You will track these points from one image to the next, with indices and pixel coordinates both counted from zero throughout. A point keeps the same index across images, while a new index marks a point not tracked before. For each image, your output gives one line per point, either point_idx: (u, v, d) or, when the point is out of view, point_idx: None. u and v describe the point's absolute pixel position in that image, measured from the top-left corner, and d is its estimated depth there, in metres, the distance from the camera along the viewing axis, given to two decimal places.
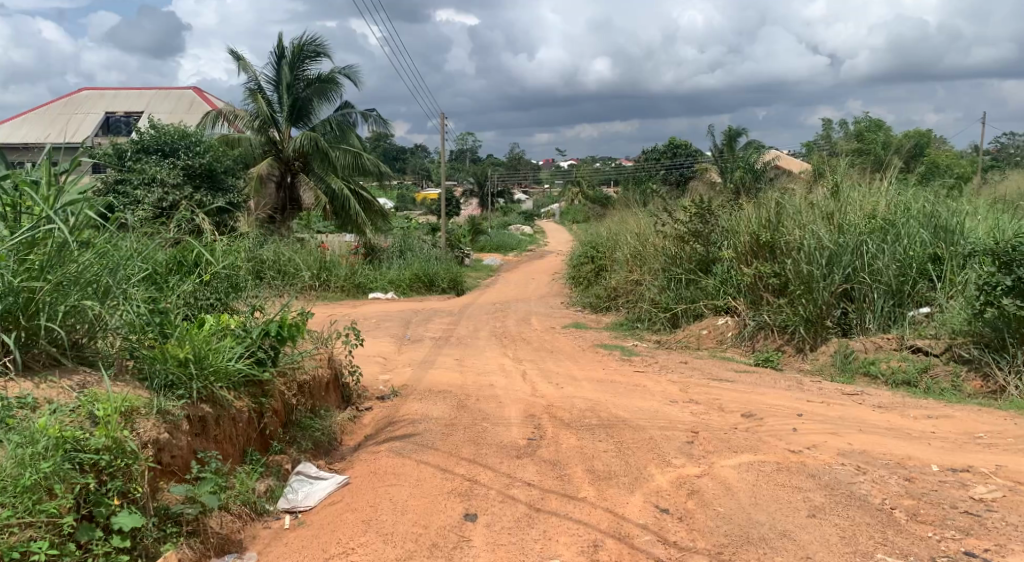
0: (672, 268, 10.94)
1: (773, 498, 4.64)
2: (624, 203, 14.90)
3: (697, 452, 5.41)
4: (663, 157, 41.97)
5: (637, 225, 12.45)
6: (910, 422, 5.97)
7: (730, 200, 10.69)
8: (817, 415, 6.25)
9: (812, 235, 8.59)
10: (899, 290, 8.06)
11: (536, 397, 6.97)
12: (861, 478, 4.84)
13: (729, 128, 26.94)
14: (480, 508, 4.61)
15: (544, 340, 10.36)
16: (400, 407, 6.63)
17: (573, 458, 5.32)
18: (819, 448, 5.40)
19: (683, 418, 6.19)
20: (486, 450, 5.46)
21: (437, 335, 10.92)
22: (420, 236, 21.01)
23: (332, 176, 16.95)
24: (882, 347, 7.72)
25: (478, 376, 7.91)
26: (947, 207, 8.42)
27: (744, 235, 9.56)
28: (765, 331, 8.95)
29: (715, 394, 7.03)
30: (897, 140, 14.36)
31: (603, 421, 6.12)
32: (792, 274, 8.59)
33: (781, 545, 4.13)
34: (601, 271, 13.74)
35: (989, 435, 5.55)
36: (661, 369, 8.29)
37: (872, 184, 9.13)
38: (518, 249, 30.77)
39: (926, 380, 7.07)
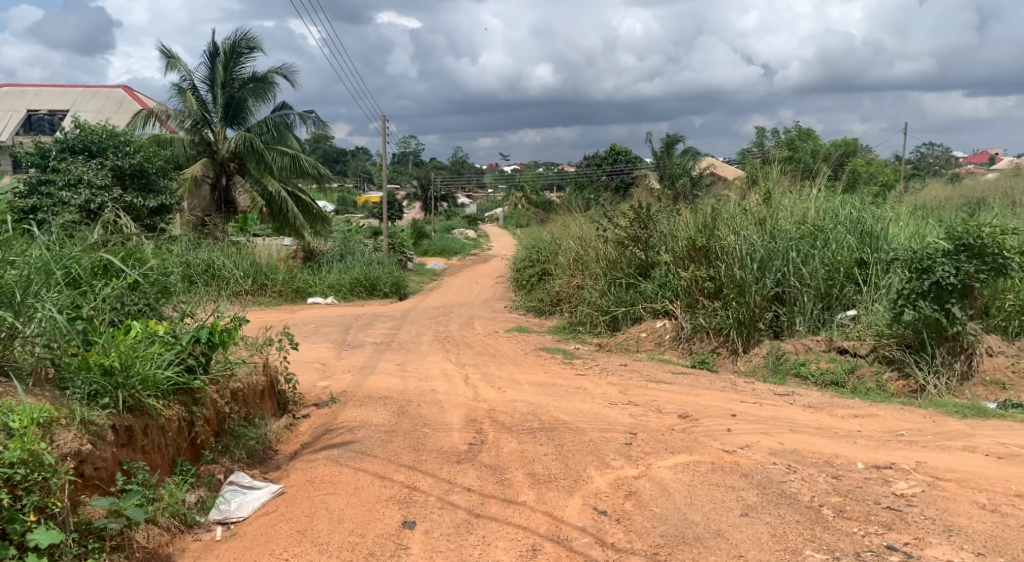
0: (613, 272, 11.11)
1: (709, 497, 4.74)
2: (566, 207, 15.03)
3: (635, 453, 5.49)
4: (604, 163, 42.49)
5: (578, 230, 12.60)
6: (837, 422, 6.18)
7: (669, 206, 10.91)
8: (750, 415, 6.42)
9: (745, 240, 8.85)
10: (827, 293, 8.35)
11: (477, 401, 6.96)
12: (791, 476, 4.99)
13: (668, 134, 27.42)
14: (420, 515, 4.58)
15: (486, 345, 10.35)
16: (339, 414, 6.55)
17: (513, 462, 5.34)
18: (752, 448, 5.54)
19: (621, 420, 6.28)
20: (426, 456, 5.43)
21: (377, 340, 10.80)
22: (362, 240, 20.80)
23: (268, 179, 16.63)
24: (811, 349, 7.96)
25: (420, 381, 7.87)
26: (872, 213, 8.76)
27: (682, 239, 9.78)
28: (701, 334, 9.11)
29: (654, 395, 7.15)
30: (827, 149, 14.88)
31: (544, 424, 6.16)
32: (725, 278, 8.83)
33: (714, 544, 4.22)
34: (543, 274, 13.85)
35: (910, 433, 5.79)
36: (601, 371, 8.37)
37: (802, 190, 9.44)
38: (462, 253, 30.72)
39: (852, 380, 7.32)
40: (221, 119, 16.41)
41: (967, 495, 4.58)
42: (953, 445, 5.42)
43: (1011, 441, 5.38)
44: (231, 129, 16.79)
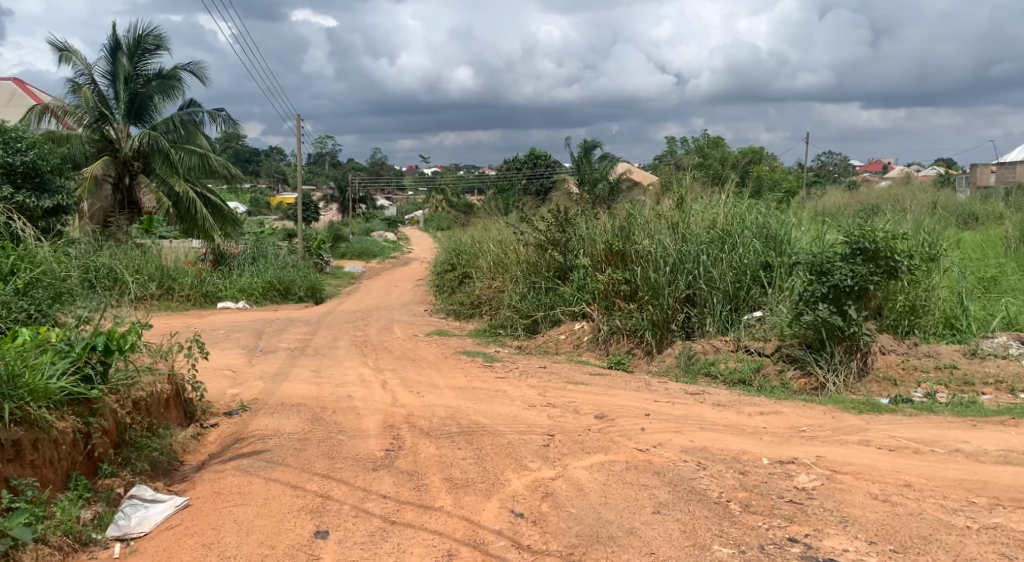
0: (533, 276, 11.21)
1: (623, 496, 4.83)
2: (486, 210, 15.06)
3: (552, 454, 5.54)
4: (524, 167, 42.81)
5: (498, 233, 12.71)
6: (745, 419, 6.41)
7: (588, 209, 11.10)
8: (663, 414, 6.57)
9: (659, 244, 9.10)
10: (735, 295, 8.65)
11: (395, 407, 6.88)
12: (701, 473, 5.14)
13: (585, 140, 27.80)
14: (334, 523, 4.50)
15: (405, 349, 10.25)
16: (249, 423, 6.36)
17: (430, 467, 5.31)
18: (664, 446, 5.68)
19: (539, 422, 6.34)
20: (340, 464, 5.34)
21: (291, 345, 10.54)
22: (276, 242, 20.25)
23: (175, 179, 16.08)
24: (720, 349, 8.22)
25: (336, 387, 7.73)
26: (777, 219, 9.13)
27: (599, 243, 9.98)
28: (618, 335, 9.28)
29: (571, 397, 7.24)
30: (735, 156, 15.42)
31: (463, 428, 6.15)
32: (640, 281, 9.05)
33: (627, 542, 4.30)
34: (463, 278, 13.85)
35: (811, 429, 6.06)
36: (521, 374, 8.42)
37: (711, 195, 9.75)
38: (381, 256, 30.35)
39: (758, 378, 7.60)
40: (124, 116, 15.71)
41: (861, 487, 4.82)
42: (850, 439, 5.69)
43: (901, 434, 5.70)
44: (135, 127, 16.12)
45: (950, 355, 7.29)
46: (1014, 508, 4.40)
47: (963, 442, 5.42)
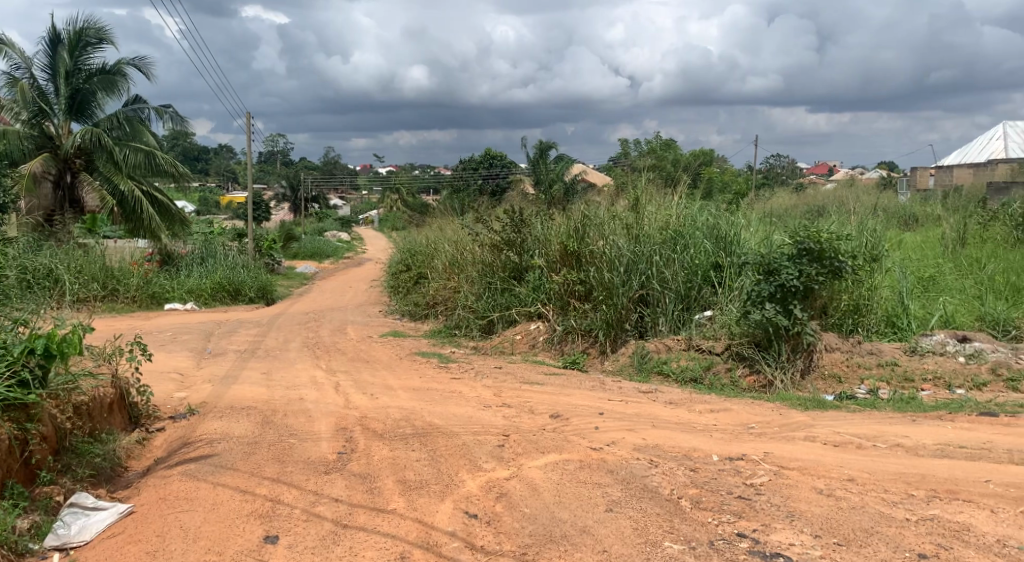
0: (488, 276, 11.20)
1: (576, 495, 4.86)
2: (442, 210, 15.02)
3: (507, 455, 5.55)
4: (479, 167, 42.83)
5: (454, 234, 12.68)
6: (696, 417, 6.51)
7: (542, 210, 11.15)
8: (616, 412, 6.63)
9: (613, 244, 9.19)
10: (687, 295, 8.78)
11: (348, 409, 6.81)
12: (653, 471, 5.20)
13: (540, 140, 27.95)
14: (284, 528, 4.44)
15: (358, 350, 10.16)
16: (197, 427, 6.23)
17: (383, 470, 5.26)
18: (617, 445, 5.73)
19: (494, 422, 6.34)
20: (291, 467, 5.26)
21: (242, 348, 10.36)
22: (225, 242, 19.88)
23: (119, 177, 15.58)
24: (673, 348, 8.33)
25: (287, 390, 7.62)
26: (727, 220, 9.30)
27: (554, 244, 10.04)
28: (572, 335, 9.33)
29: (526, 397, 7.25)
30: (687, 158, 15.66)
31: (417, 429, 6.12)
32: (594, 281, 9.13)
33: (580, 541, 4.33)
34: (419, 278, 13.78)
35: (759, 425, 6.18)
36: (476, 375, 8.40)
37: (664, 195, 9.88)
38: (335, 256, 30.05)
39: (709, 376, 7.73)
40: (64, 113, 15.26)
41: (807, 482, 4.93)
42: (797, 435, 5.83)
43: (845, 430, 5.85)
44: (77, 124, 15.67)
45: (892, 352, 7.50)
46: (950, 499, 4.55)
47: (903, 437, 5.58)
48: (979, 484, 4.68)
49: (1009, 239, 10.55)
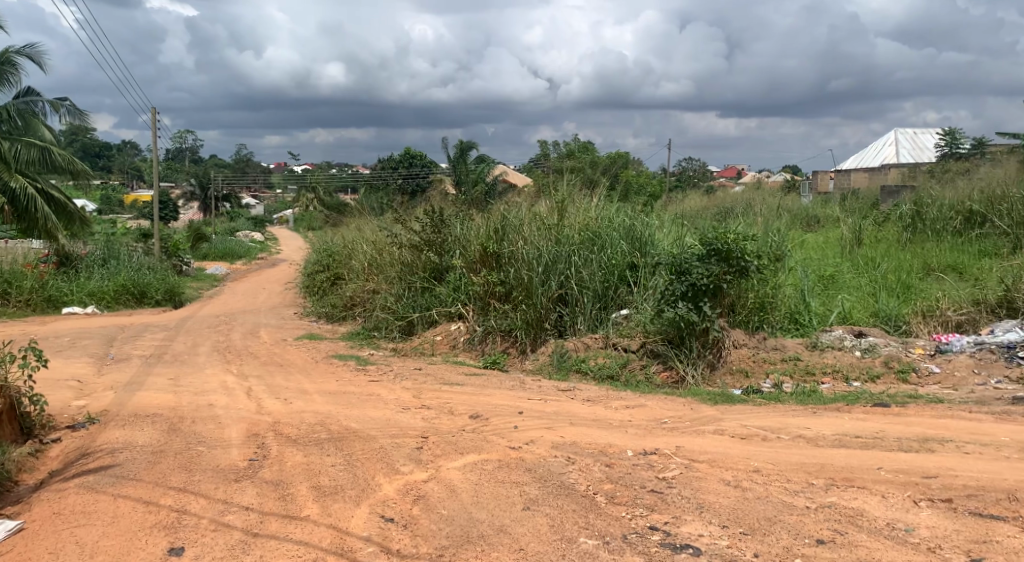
0: (408, 276, 11.10)
1: (493, 495, 4.87)
2: (360, 210, 14.81)
3: (425, 457, 5.51)
4: (399, 166, 42.50)
5: (372, 235, 12.52)
6: (612, 413, 6.62)
7: (462, 210, 11.14)
8: (534, 411, 6.68)
9: (532, 244, 9.27)
10: (604, 294, 8.93)
11: (260, 415, 6.62)
12: (569, 468, 5.27)
13: (461, 140, 27.88)
14: (190, 539, 4.29)
15: (272, 354, 9.89)
16: (97, 436, 5.95)
17: (297, 476, 5.14)
18: (536, 443, 5.78)
19: (412, 424, 6.28)
20: (198, 476, 5.08)
21: (147, 352, 9.93)
22: (129, 242, 19.03)
23: (10, 175, 14.61)
24: (590, 346, 8.44)
25: (196, 396, 7.35)
26: (642, 221, 9.52)
27: (473, 244, 10.05)
28: (493, 335, 9.35)
29: (445, 398, 7.22)
30: (605, 160, 15.96)
31: (333, 434, 6.01)
32: (514, 281, 9.19)
33: (496, 541, 4.35)
34: (336, 279, 13.55)
35: (672, 420, 6.34)
36: (395, 377, 8.32)
37: (582, 197, 10.02)
38: (247, 257, 29.13)
39: (625, 373, 7.87)
40: None
41: (715, 474, 5.10)
42: (706, 429, 6.01)
43: (752, 423, 6.07)
44: None
45: (794, 348, 7.82)
46: (846, 487, 4.78)
47: (805, 428, 5.83)
48: (872, 471, 4.93)
49: (901, 239, 11.17)
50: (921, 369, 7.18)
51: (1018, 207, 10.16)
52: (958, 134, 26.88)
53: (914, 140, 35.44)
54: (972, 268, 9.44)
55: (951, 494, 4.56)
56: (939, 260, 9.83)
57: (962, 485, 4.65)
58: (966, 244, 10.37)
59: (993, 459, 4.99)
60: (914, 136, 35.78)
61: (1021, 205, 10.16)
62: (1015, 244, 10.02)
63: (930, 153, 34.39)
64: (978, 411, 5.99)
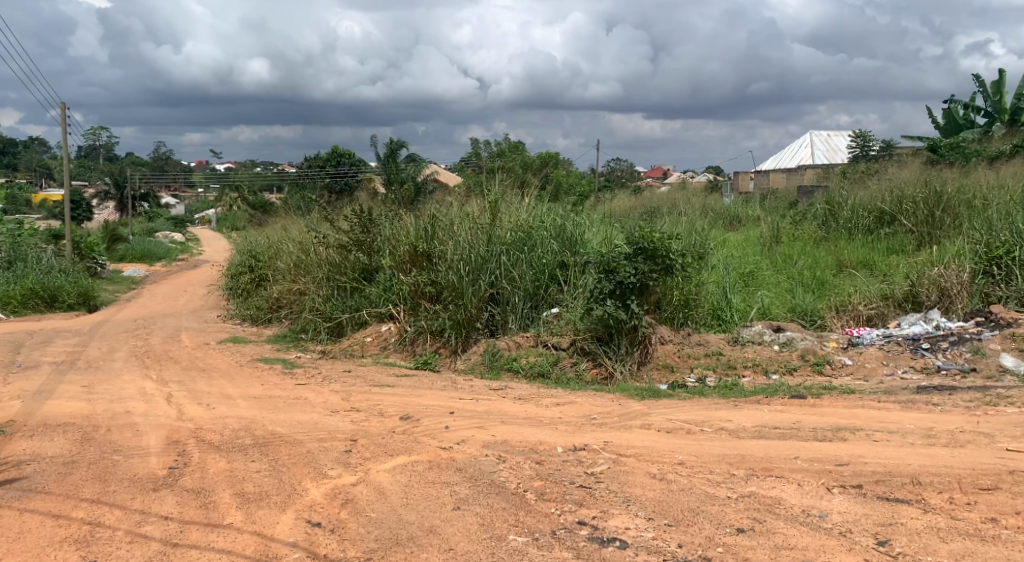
0: (336, 277, 10.93)
1: (423, 495, 4.85)
2: (286, 209, 14.52)
3: (354, 460, 5.44)
4: (326, 165, 41.83)
5: (299, 235, 12.29)
6: (543, 410, 6.68)
7: (391, 210, 11.05)
8: (466, 411, 6.67)
9: (462, 244, 9.25)
10: (534, 293, 8.99)
11: (181, 421, 6.41)
12: (501, 466, 5.28)
13: (391, 139, 27.66)
14: (104, 552, 4.13)
15: (194, 358, 9.59)
16: (2, 448, 5.66)
17: (219, 483, 5.01)
18: (466, 443, 5.77)
19: (341, 427, 6.19)
20: (114, 486, 4.89)
21: (58, 359, 9.50)
22: (39, 244, 18.18)
23: None
24: (521, 345, 8.47)
25: (111, 403, 7.07)
26: (572, 220, 9.63)
27: (403, 244, 9.97)
28: (424, 335, 9.28)
29: (376, 399, 7.14)
30: (536, 159, 16.09)
31: (258, 439, 5.87)
32: (444, 281, 9.14)
33: (426, 542, 4.32)
34: (261, 281, 13.24)
35: (601, 416, 6.43)
36: (323, 379, 8.17)
37: (512, 196, 10.07)
38: (168, 259, 28.15)
39: (556, 371, 7.93)
40: None
41: (641, 467, 5.19)
42: (634, 424, 6.12)
43: (677, 417, 6.21)
44: None
45: (717, 343, 8.04)
46: (765, 476, 4.95)
47: (726, 421, 6.00)
48: (789, 461, 5.11)
49: (817, 236, 11.64)
50: (835, 361, 7.48)
51: (922, 206, 10.70)
52: (868, 137, 28.12)
53: (828, 142, 36.92)
54: (881, 263, 9.89)
55: (862, 480, 4.77)
56: (851, 257, 10.26)
57: (872, 471, 4.86)
58: (876, 241, 10.87)
59: (900, 445, 5.24)
60: (827, 139, 37.29)
61: (924, 204, 10.71)
62: (920, 242, 10.54)
63: (843, 155, 35.87)
64: (886, 401, 6.28)
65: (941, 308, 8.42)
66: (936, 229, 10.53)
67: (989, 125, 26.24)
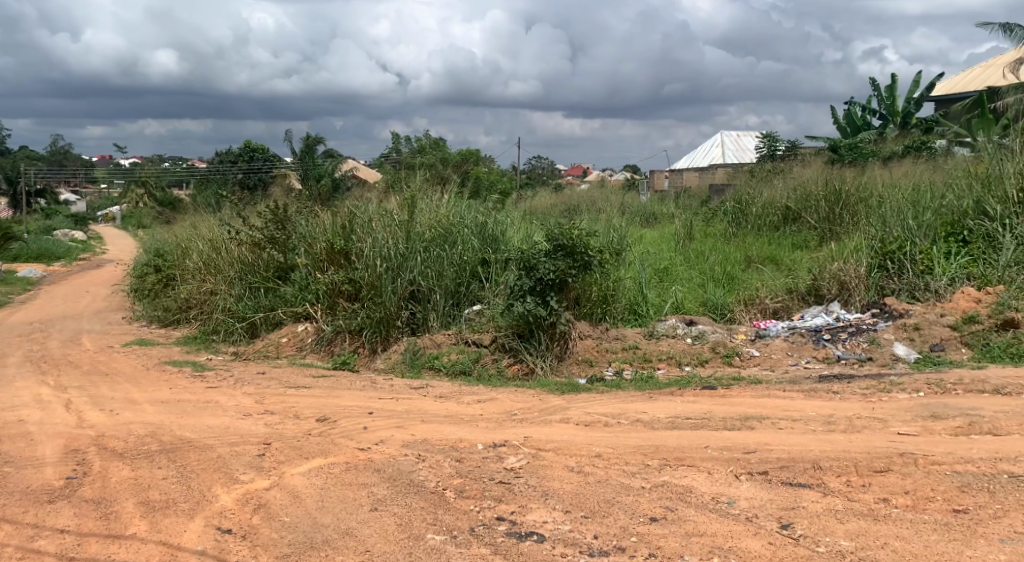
0: (249, 276, 10.62)
1: (339, 498, 4.76)
2: (195, 206, 14.03)
3: (267, 463, 5.30)
4: (238, 161, 40.59)
5: (209, 232, 11.90)
6: (464, 408, 6.67)
7: (306, 206, 10.80)
8: (385, 410, 6.60)
9: (381, 241, 9.14)
10: (455, 291, 8.97)
11: (81, 429, 6.10)
12: (419, 466, 5.24)
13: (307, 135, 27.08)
14: None
15: (96, 362, 9.15)
16: None
17: (122, 492, 4.80)
18: (385, 443, 5.70)
19: (254, 431, 6.02)
20: (4, 500, 4.62)
21: None
22: None
23: None
24: (444, 343, 8.42)
25: (3, 412, 6.66)
26: (492, 218, 9.66)
27: (320, 242, 9.78)
28: (342, 334, 9.13)
29: (291, 401, 6.98)
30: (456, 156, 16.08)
31: (165, 445, 5.65)
32: (363, 279, 9.01)
33: (342, 544, 4.26)
34: (169, 281, 12.75)
35: (521, 412, 6.47)
36: (236, 382, 7.91)
37: (431, 193, 10.00)
38: (68, 259, 26.73)
39: (478, 368, 7.94)
40: None
41: (560, 461, 5.25)
42: (553, 418, 6.18)
43: (596, 410, 6.30)
44: None
45: (634, 337, 8.21)
46: (678, 466, 5.08)
47: (642, 413, 6.14)
48: (700, 450, 5.26)
49: (728, 232, 12.03)
50: (744, 353, 7.74)
51: (823, 204, 11.21)
52: (775, 137, 29.26)
53: (737, 143, 38.24)
54: (787, 258, 10.30)
55: (767, 467, 4.96)
56: (759, 252, 10.65)
57: (776, 458, 5.06)
58: (782, 237, 11.33)
59: (803, 432, 5.48)
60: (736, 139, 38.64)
61: (825, 202, 11.22)
62: (822, 238, 11.05)
63: (751, 155, 37.22)
64: (790, 390, 6.55)
65: (841, 300, 8.87)
66: (836, 226, 11.07)
67: (885, 127, 27.73)
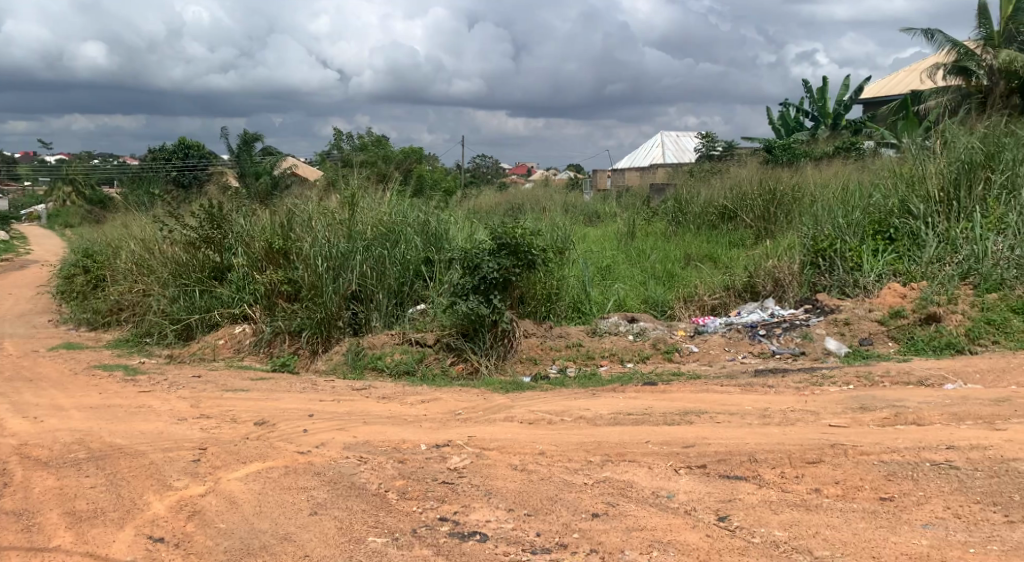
0: (183, 276, 10.32)
1: (278, 502, 4.67)
2: (125, 205, 13.55)
3: (202, 469, 5.16)
4: (173, 158, 39.45)
5: (141, 231, 11.51)
6: (406, 408, 6.61)
7: (243, 205, 10.55)
8: (326, 413, 6.49)
9: (321, 240, 8.99)
10: (398, 290, 8.89)
11: (3, 438, 5.83)
12: (361, 468, 5.18)
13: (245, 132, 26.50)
14: None
15: (20, 367, 8.76)
16: None
17: (47, 502, 4.61)
18: (326, 445, 5.61)
19: (189, 436, 5.85)
20: None
21: None
22: None
23: None
24: (387, 343, 8.33)
25: None
26: (434, 217, 9.61)
27: (259, 242, 9.57)
28: (281, 335, 8.96)
29: (228, 405, 6.81)
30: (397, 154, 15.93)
31: (94, 452, 5.45)
32: (303, 279, 8.84)
33: (280, 550, 4.17)
34: (98, 282, 12.29)
35: (464, 411, 6.45)
36: (170, 386, 7.68)
37: (372, 191, 9.87)
38: None
39: (422, 367, 7.88)
40: None
41: (503, 460, 5.26)
42: (496, 417, 6.18)
43: (539, 408, 6.32)
44: None
45: (577, 335, 8.27)
46: (619, 461, 5.13)
47: (584, 410, 6.18)
48: (641, 445, 5.33)
49: (667, 231, 12.23)
50: (683, 349, 7.85)
51: (760, 203, 11.49)
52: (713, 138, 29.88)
53: (676, 143, 38.92)
54: (725, 256, 10.52)
55: (705, 461, 5.05)
56: (698, 250, 10.85)
57: (714, 451, 5.16)
58: (720, 235, 11.57)
59: (740, 426, 5.60)
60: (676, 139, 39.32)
61: (761, 201, 11.50)
62: (758, 236, 11.32)
63: (690, 155, 37.92)
64: (727, 384, 6.69)
65: (775, 297, 9.18)
66: (771, 225, 11.36)
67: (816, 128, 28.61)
